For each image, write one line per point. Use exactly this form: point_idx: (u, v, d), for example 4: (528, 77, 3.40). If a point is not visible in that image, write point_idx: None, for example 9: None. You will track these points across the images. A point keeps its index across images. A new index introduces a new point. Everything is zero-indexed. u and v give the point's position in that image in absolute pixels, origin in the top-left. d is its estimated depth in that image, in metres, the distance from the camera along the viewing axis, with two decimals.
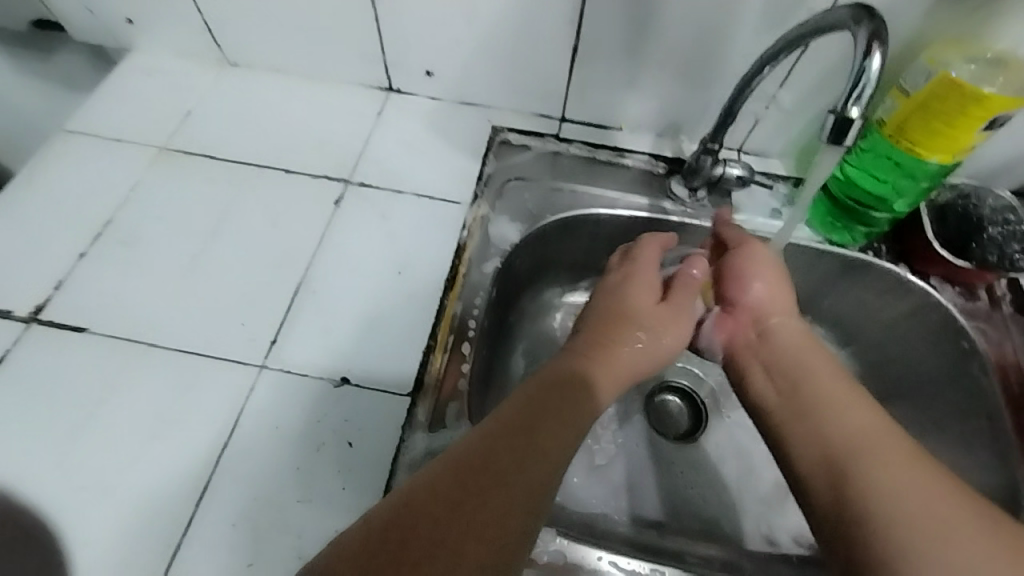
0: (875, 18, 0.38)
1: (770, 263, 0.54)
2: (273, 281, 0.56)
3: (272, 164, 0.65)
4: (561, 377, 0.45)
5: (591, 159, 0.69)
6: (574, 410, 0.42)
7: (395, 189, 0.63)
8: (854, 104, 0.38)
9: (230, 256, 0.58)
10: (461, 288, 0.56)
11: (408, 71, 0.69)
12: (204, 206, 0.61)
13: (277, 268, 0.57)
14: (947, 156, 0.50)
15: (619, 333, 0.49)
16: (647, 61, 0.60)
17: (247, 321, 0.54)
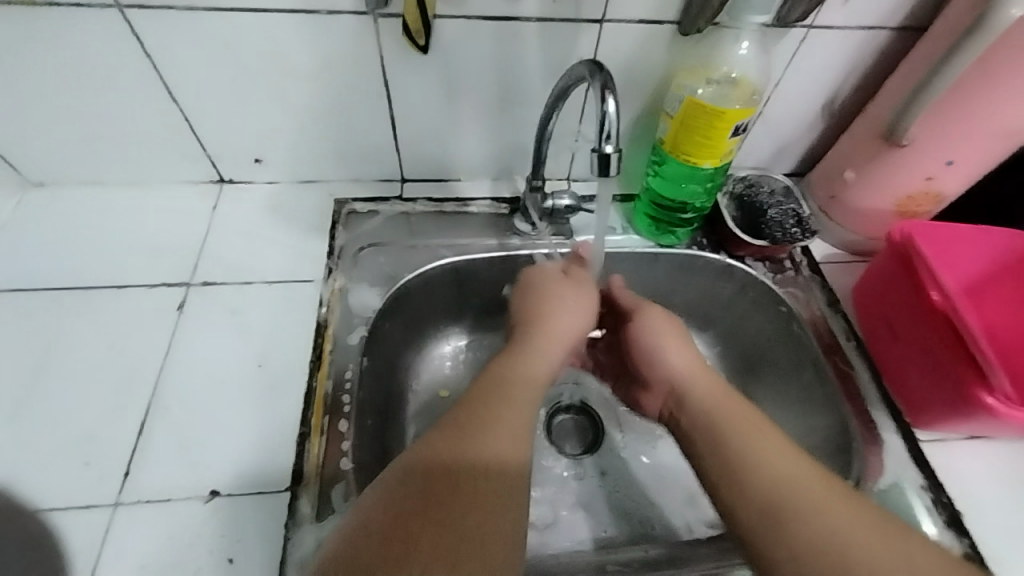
0: (603, 71, 0.45)
1: (663, 326, 0.61)
2: (119, 409, 0.52)
3: (101, 282, 0.61)
4: (502, 450, 0.44)
5: (440, 214, 0.72)
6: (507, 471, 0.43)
7: (243, 281, 0.62)
8: (606, 142, 0.45)
9: (63, 393, 0.53)
10: (328, 366, 0.57)
11: (237, 162, 0.68)
12: (26, 344, 0.56)
13: (121, 392, 0.53)
14: (718, 162, 0.59)
15: (529, 365, 0.54)
16: (460, 119, 0.66)
17: (93, 458, 0.49)
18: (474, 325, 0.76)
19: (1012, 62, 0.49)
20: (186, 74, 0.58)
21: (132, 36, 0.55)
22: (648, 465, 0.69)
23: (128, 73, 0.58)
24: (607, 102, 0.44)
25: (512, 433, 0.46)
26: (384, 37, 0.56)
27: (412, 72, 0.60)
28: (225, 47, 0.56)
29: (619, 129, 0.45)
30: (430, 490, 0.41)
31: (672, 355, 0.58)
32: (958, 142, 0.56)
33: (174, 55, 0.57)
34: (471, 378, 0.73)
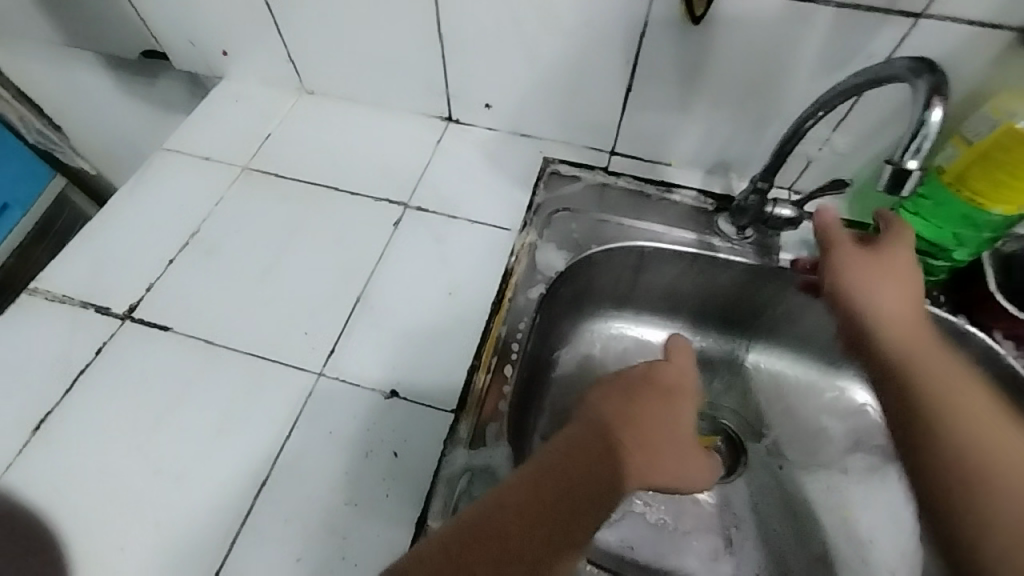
0: (935, 72, 0.40)
1: (888, 269, 0.49)
2: (334, 296, 0.60)
3: (339, 186, 0.70)
4: (581, 448, 0.43)
5: (640, 194, 0.71)
6: (579, 516, 0.40)
7: (450, 214, 0.67)
8: (912, 156, 0.40)
9: (296, 270, 0.63)
10: (505, 311, 0.59)
11: (468, 103, 0.73)
12: (279, 223, 0.67)
13: (339, 282, 0.61)
14: (1008, 207, 0.50)
15: (633, 438, 0.44)
16: (698, 101, 0.62)
17: (309, 330, 0.58)
18: (639, 313, 0.75)
19: None
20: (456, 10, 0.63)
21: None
22: (787, 514, 0.65)
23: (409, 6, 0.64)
24: (931, 109, 0.39)
25: (598, 459, 0.42)
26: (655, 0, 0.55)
27: (668, 43, 0.58)
28: None
29: (932, 143, 0.40)
30: (495, 537, 0.39)
31: (883, 297, 0.48)
32: None
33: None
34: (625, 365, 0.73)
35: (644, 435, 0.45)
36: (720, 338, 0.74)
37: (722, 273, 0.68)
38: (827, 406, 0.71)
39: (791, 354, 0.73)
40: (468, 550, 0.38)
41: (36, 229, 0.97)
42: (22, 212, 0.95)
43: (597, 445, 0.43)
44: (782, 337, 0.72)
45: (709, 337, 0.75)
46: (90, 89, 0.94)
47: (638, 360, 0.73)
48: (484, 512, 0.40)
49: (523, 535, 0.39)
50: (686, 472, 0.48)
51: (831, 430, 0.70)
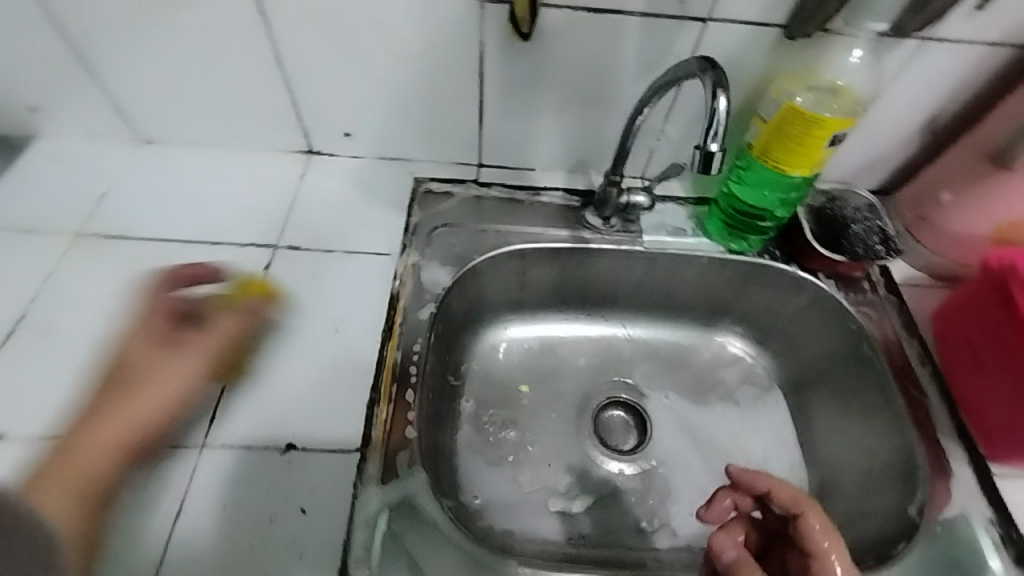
0: (716, 69, 0.47)
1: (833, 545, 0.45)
2: None
3: (197, 238, 0.65)
4: (112, 376, 0.50)
5: (512, 201, 0.74)
6: (121, 396, 0.48)
7: (324, 249, 0.64)
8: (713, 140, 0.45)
9: None
10: (398, 337, 0.59)
11: (326, 133, 0.71)
12: (128, 291, 0.60)
13: None
14: (801, 169, 0.58)
15: (127, 382, 0.49)
16: (546, 108, 0.66)
17: None
18: (532, 313, 0.79)
19: (1006, 185, 0.58)
20: (294, 41, 0.61)
21: (254, 6, 0.58)
22: (697, 474, 0.70)
23: (245, 42, 0.62)
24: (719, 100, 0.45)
25: (126, 380, 0.49)
26: (487, 22, 0.58)
27: (508, 60, 0.62)
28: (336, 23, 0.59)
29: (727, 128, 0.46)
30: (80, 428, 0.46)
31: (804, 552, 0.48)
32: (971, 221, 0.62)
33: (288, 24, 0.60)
34: (538, 367, 0.77)
35: (125, 372, 0.50)
36: (609, 321, 0.80)
37: (597, 262, 0.73)
38: (709, 361, 0.78)
39: (675, 325, 0.80)
40: (67, 443, 0.44)
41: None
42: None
43: (119, 360, 0.51)
44: (659, 309, 0.79)
45: (599, 322, 0.80)
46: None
47: (543, 360, 0.77)
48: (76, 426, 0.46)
49: (105, 432, 0.46)
50: (172, 367, 0.50)
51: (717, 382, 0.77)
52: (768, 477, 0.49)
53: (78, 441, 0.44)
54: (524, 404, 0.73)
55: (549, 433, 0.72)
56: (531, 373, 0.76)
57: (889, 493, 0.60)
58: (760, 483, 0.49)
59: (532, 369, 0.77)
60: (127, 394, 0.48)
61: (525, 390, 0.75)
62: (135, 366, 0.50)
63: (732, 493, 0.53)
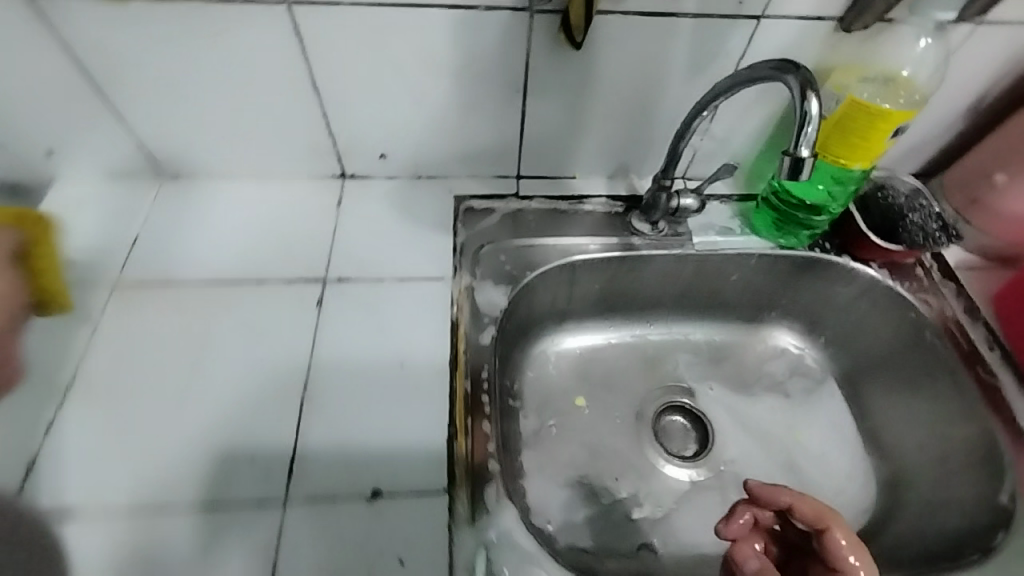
0: (800, 69, 0.43)
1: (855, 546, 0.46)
2: (273, 406, 0.53)
3: (240, 277, 0.62)
4: None
5: (554, 211, 0.72)
6: None
7: (375, 278, 0.62)
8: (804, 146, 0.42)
9: (217, 387, 0.54)
10: (464, 364, 0.57)
11: (360, 156, 0.68)
12: (174, 342, 0.57)
13: (275, 387, 0.54)
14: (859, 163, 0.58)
15: None
16: (591, 116, 0.64)
17: (256, 454, 0.51)
18: (580, 323, 0.78)
19: None
20: (328, 65, 0.58)
21: (287, 34, 0.55)
22: (765, 474, 0.70)
23: (276, 71, 0.59)
24: (809, 101, 0.42)
25: None
26: (533, 35, 0.55)
27: (553, 72, 0.59)
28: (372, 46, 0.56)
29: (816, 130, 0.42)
30: None
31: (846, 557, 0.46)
32: None
33: (323, 49, 0.57)
34: (594, 378, 0.76)
35: None
36: (657, 324, 0.79)
37: (648, 268, 0.71)
38: (760, 358, 0.78)
39: (722, 324, 0.79)
40: None
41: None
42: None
43: None
44: (706, 310, 0.78)
45: (647, 327, 0.79)
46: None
47: (597, 370, 0.77)
48: None
49: None
50: None
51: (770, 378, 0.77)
52: (791, 492, 0.48)
53: None
54: (584, 416, 0.73)
55: (614, 446, 0.72)
56: (586, 385, 0.76)
57: (969, 477, 0.60)
58: (783, 500, 0.48)
59: (586, 380, 0.76)
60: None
61: (581, 402, 0.75)
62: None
63: (752, 508, 0.51)
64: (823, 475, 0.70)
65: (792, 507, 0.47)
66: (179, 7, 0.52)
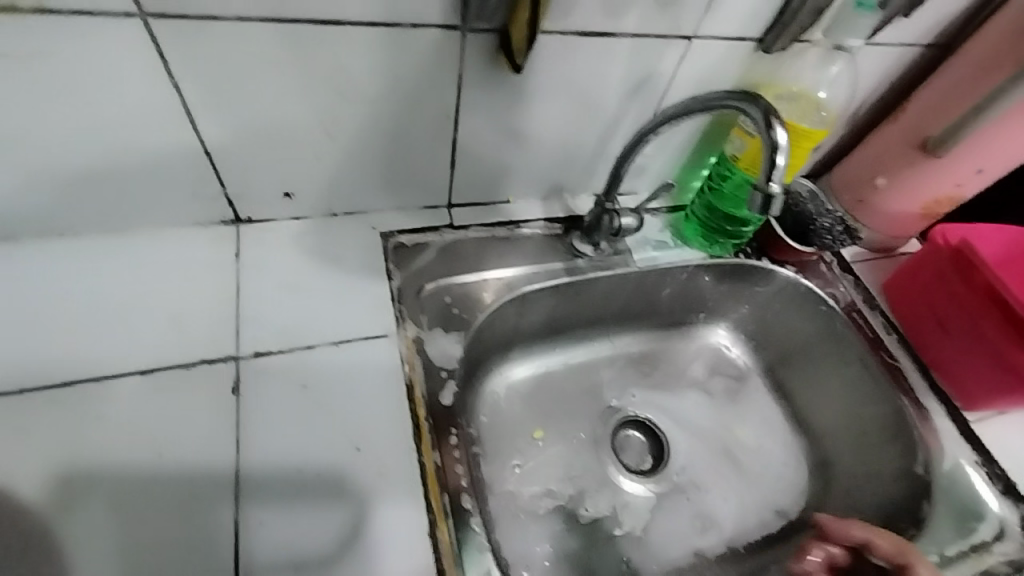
0: (761, 99, 0.46)
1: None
2: (199, 539, 0.42)
3: (116, 369, 0.48)
4: None
5: (493, 239, 0.66)
6: None
7: (302, 346, 0.52)
8: (773, 180, 0.44)
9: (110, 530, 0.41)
10: (428, 435, 0.50)
11: (260, 197, 0.57)
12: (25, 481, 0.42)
13: (196, 512, 0.43)
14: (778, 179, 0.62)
15: None
16: (526, 138, 0.60)
17: None
18: (526, 352, 0.73)
19: (958, 155, 0.63)
20: (212, 90, 0.46)
21: (153, 55, 0.43)
22: (720, 475, 0.73)
23: (138, 100, 0.45)
24: (775, 129, 0.44)
25: None
26: (469, 52, 0.49)
27: (488, 93, 0.54)
28: (274, 67, 0.46)
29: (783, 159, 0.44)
30: None
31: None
32: (922, 191, 0.68)
33: (204, 71, 0.45)
34: (549, 407, 0.73)
35: None
36: (601, 342, 0.78)
37: (593, 289, 0.69)
38: (697, 363, 0.81)
39: (660, 334, 0.80)
40: None
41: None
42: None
43: None
44: (644, 321, 0.79)
45: (593, 346, 0.77)
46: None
47: (549, 400, 0.74)
48: None
49: None
50: None
51: (708, 380, 0.80)
52: (863, 528, 0.54)
53: None
54: (545, 451, 0.69)
55: (580, 476, 0.69)
56: (541, 417, 0.72)
57: (888, 449, 0.67)
58: (858, 535, 0.54)
59: (541, 412, 0.72)
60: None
61: (539, 435, 0.70)
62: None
63: (824, 544, 0.56)
64: (764, 465, 0.74)
65: (868, 540, 0.53)
66: None
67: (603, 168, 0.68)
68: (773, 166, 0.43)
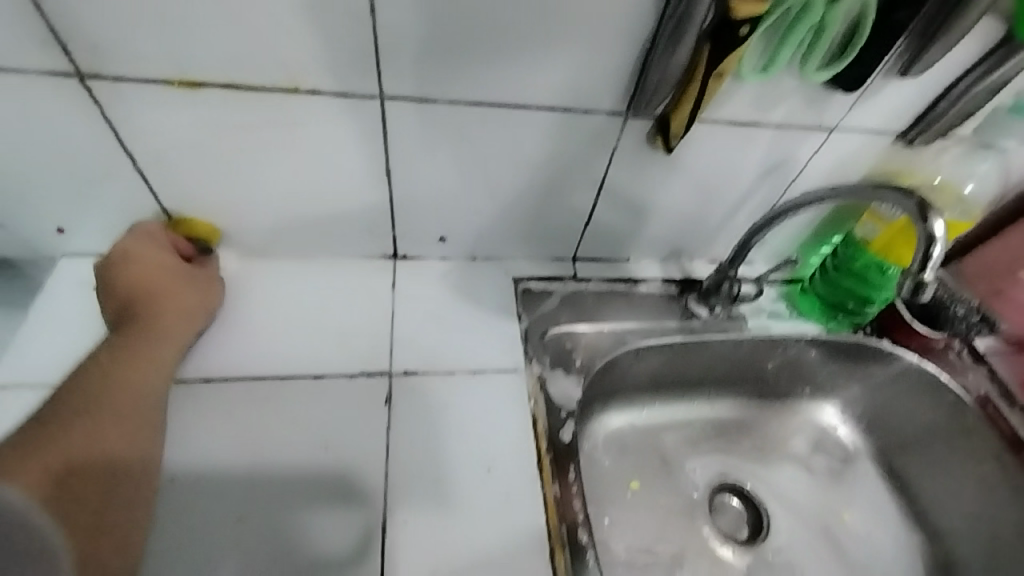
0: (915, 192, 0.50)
1: None
2: (350, 531, 0.49)
3: (294, 372, 0.57)
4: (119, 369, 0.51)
5: (611, 293, 0.71)
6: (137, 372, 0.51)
7: (445, 372, 0.59)
8: (927, 269, 0.47)
9: (284, 509, 0.49)
10: (549, 468, 0.54)
11: (419, 240, 0.66)
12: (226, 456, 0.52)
13: (351, 506, 0.50)
14: (907, 263, 0.63)
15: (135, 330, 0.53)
16: (657, 208, 0.65)
17: None
18: (629, 403, 0.76)
19: None
20: (406, 154, 0.56)
21: (373, 127, 0.52)
22: (818, 561, 0.70)
23: (349, 159, 0.56)
24: (932, 221, 0.47)
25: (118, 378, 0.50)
26: (627, 134, 0.55)
27: (632, 168, 0.60)
28: (460, 139, 0.54)
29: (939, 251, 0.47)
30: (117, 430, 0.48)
31: None
32: None
33: (406, 140, 0.54)
34: (649, 460, 0.75)
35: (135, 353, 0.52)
36: (701, 404, 0.79)
37: (702, 351, 0.72)
38: (800, 438, 0.79)
39: (763, 402, 0.80)
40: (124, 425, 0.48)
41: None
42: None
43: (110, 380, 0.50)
44: (747, 388, 0.79)
45: (693, 406, 0.79)
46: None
47: (646, 452, 0.75)
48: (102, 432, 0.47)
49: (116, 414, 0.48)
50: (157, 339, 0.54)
51: (811, 457, 0.78)
52: None
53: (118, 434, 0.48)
54: (639, 501, 0.71)
55: (669, 536, 0.69)
56: (636, 469, 0.74)
57: None
58: None
59: (637, 464, 0.74)
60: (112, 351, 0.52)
61: (635, 485, 0.72)
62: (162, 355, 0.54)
63: None
64: (869, 557, 0.71)
65: None
66: (259, 95, 0.49)
67: (724, 238, 0.71)
68: (929, 255, 0.46)
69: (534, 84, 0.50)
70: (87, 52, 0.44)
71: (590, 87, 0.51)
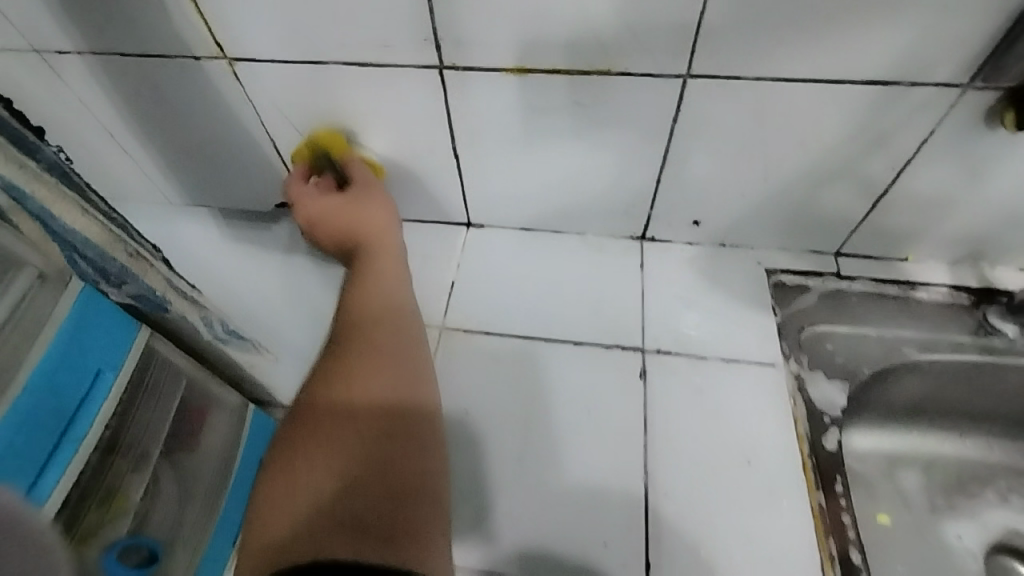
0: None
1: None
2: (623, 488, 0.54)
3: (555, 337, 0.63)
4: (359, 310, 0.55)
5: (882, 296, 0.64)
6: (391, 317, 0.54)
7: (698, 355, 0.61)
8: None
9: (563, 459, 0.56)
10: (813, 474, 0.54)
11: (673, 224, 0.67)
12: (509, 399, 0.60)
13: (620, 468, 0.55)
14: None
15: (379, 262, 0.59)
16: (963, 205, 0.58)
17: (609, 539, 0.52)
18: (877, 422, 0.67)
19: None
20: (698, 136, 0.57)
21: (674, 107, 0.55)
22: None
23: (637, 142, 0.59)
24: None
25: (384, 309, 0.55)
26: (954, 117, 0.51)
27: (941, 155, 0.54)
28: (757, 117, 0.55)
29: None
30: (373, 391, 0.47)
31: None
32: None
33: (701, 126, 0.56)
34: (910, 492, 0.66)
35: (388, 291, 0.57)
36: (964, 439, 0.68)
37: (999, 379, 0.62)
38: None
39: None
40: (362, 373, 0.49)
41: (98, 448, 0.58)
42: (115, 389, 0.60)
43: (353, 347, 0.51)
44: None
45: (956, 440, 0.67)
46: (188, 241, 0.87)
47: (903, 482, 0.67)
48: (352, 408, 0.46)
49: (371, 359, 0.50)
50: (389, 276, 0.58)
51: None
52: None
53: (369, 408, 0.46)
54: (891, 535, 0.64)
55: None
56: (887, 500, 0.65)
57: None
58: None
59: (885, 497, 0.66)
60: (371, 324, 0.53)
61: (885, 521, 0.64)
62: (391, 315, 0.55)
63: None
64: None
65: None
66: (584, 78, 0.54)
67: None
68: None
69: (859, 59, 0.49)
70: (452, 47, 0.54)
71: (915, 58, 0.48)
